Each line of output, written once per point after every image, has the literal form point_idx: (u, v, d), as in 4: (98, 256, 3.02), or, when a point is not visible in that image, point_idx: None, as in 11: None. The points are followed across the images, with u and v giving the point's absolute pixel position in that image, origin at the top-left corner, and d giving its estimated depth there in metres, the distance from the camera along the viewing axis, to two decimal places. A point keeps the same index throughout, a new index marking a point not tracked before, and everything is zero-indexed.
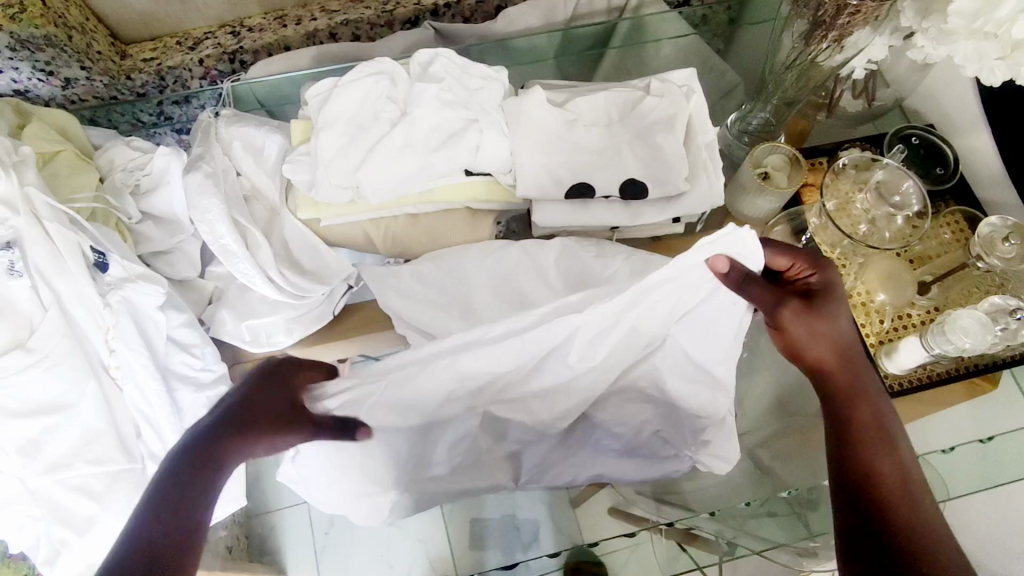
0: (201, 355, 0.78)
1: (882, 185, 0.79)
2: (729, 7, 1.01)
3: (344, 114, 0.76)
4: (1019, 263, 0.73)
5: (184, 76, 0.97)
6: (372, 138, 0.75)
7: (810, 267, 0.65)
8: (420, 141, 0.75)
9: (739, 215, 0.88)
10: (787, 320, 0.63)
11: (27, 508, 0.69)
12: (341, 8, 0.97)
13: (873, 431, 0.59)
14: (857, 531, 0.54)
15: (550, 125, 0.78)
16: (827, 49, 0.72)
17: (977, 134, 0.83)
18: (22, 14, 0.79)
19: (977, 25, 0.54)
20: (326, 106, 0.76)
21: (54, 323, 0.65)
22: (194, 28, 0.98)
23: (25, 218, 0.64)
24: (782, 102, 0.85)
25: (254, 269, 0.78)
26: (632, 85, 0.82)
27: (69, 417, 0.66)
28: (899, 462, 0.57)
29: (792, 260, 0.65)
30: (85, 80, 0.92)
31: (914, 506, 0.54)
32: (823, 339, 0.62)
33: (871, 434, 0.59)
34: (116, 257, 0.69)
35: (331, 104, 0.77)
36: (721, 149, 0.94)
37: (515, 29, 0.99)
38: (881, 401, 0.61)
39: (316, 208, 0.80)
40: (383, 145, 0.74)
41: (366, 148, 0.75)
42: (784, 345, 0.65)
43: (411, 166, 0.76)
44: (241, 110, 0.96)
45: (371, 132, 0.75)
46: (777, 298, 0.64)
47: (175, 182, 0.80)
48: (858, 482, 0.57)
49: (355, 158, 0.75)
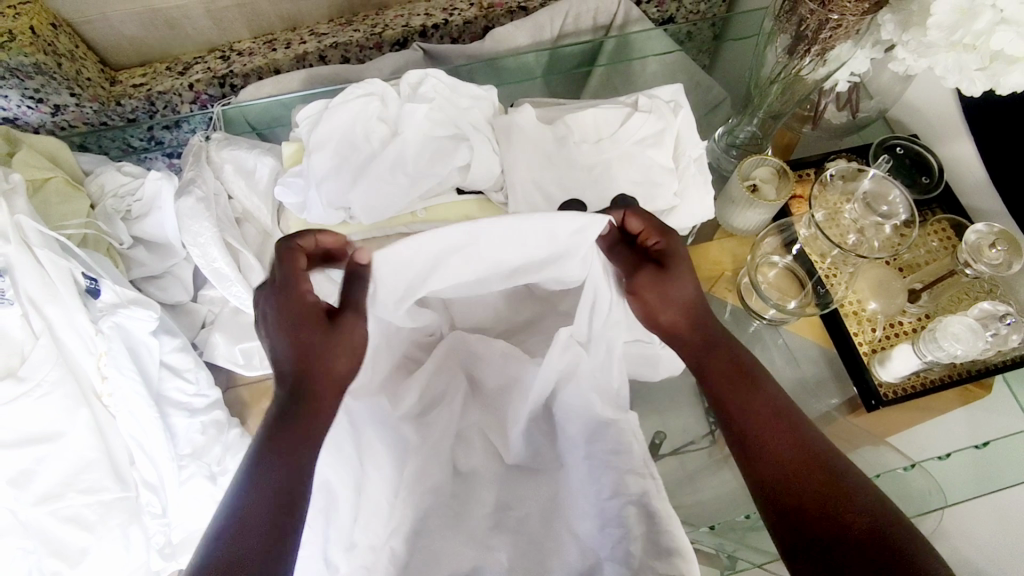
0: (195, 379, 0.77)
1: (869, 195, 0.81)
2: (712, 24, 1.02)
3: (336, 137, 0.76)
4: (1006, 269, 0.74)
5: (175, 101, 0.98)
6: (363, 165, 0.75)
7: (659, 233, 0.65)
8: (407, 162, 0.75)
9: (728, 227, 0.90)
10: (642, 286, 0.64)
11: (17, 540, 0.66)
12: (329, 31, 0.99)
13: (759, 415, 0.60)
14: (789, 525, 0.55)
15: (540, 141, 0.78)
16: (810, 62, 0.73)
17: (959, 143, 0.85)
18: (11, 42, 0.80)
19: (957, 36, 0.55)
20: (315, 129, 0.76)
21: (44, 351, 0.64)
22: (184, 53, 0.99)
23: (15, 246, 0.64)
24: (768, 115, 0.87)
25: (246, 291, 0.79)
26: (620, 102, 0.82)
27: (63, 446, 0.65)
28: (790, 423, 0.60)
29: (644, 225, 0.65)
30: (75, 106, 0.92)
31: (856, 481, 0.56)
32: (676, 304, 0.65)
33: (808, 450, 0.58)
34: (109, 282, 0.69)
35: (319, 128, 0.76)
36: (710, 162, 0.97)
37: (503, 48, 1.00)
38: (766, 383, 0.63)
39: (306, 230, 0.79)
40: (379, 169, 0.74)
41: (358, 172, 0.75)
42: (640, 313, 0.66)
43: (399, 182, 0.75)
44: (232, 132, 0.93)
45: (362, 158, 0.76)
46: (633, 267, 0.65)
47: (167, 208, 0.80)
48: (793, 458, 0.58)
49: (348, 185, 0.75)
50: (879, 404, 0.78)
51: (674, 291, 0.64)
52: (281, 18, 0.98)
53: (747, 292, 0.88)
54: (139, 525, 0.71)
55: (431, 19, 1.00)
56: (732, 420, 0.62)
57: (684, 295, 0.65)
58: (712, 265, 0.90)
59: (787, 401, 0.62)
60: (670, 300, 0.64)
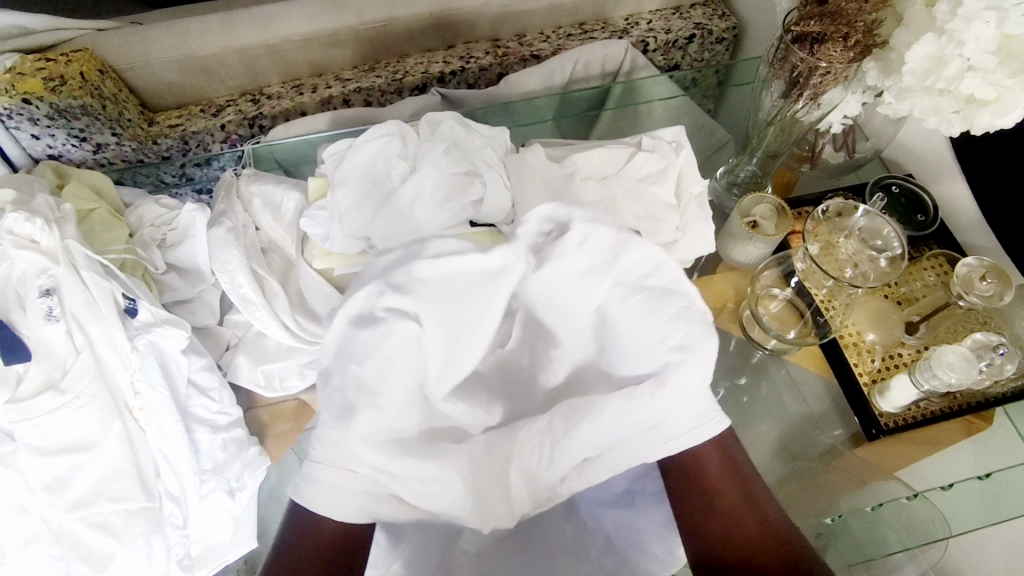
0: (219, 398, 0.81)
1: (863, 230, 0.84)
2: (716, 70, 1.08)
3: (457, 284, 0.66)
4: (997, 301, 0.76)
5: (207, 140, 1.05)
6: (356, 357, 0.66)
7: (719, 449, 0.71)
8: (382, 354, 0.64)
9: (730, 261, 0.94)
10: (726, 490, 0.69)
11: (47, 547, 0.70)
12: (354, 78, 1.07)
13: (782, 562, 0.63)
14: None
15: (550, 178, 0.82)
16: (804, 106, 0.78)
17: (954, 183, 0.89)
18: (63, 86, 0.88)
19: (929, 82, 0.60)
20: (387, 271, 0.66)
21: (84, 365, 0.69)
22: (217, 97, 1.09)
23: (65, 267, 0.71)
24: (766, 155, 0.92)
25: (271, 317, 0.82)
26: (624, 143, 0.86)
27: (97, 455, 0.69)
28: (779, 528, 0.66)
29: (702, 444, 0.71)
30: (116, 144, 0.99)
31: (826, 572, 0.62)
32: (750, 510, 0.67)
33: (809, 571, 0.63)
34: (145, 303, 0.76)
35: (395, 294, 0.65)
36: (712, 200, 1.02)
37: (516, 93, 1.06)
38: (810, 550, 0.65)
39: (329, 258, 0.84)
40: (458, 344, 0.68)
41: (347, 408, 0.64)
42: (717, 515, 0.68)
43: (336, 431, 0.65)
44: (261, 168, 0.97)
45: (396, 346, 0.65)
46: (689, 470, 0.71)
47: (201, 237, 0.87)
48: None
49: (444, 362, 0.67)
50: (879, 432, 0.79)
51: (750, 511, 0.67)
52: (309, 66, 1.08)
53: (749, 322, 0.91)
54: (161, 536, 0.72)
55: (449, 66, 1.08)
56: (704, 520, 0.68)
57: (748, 511, 0.67)
58: (715, 296, 0.94)
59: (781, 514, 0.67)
60: (741, 512, 0.67)
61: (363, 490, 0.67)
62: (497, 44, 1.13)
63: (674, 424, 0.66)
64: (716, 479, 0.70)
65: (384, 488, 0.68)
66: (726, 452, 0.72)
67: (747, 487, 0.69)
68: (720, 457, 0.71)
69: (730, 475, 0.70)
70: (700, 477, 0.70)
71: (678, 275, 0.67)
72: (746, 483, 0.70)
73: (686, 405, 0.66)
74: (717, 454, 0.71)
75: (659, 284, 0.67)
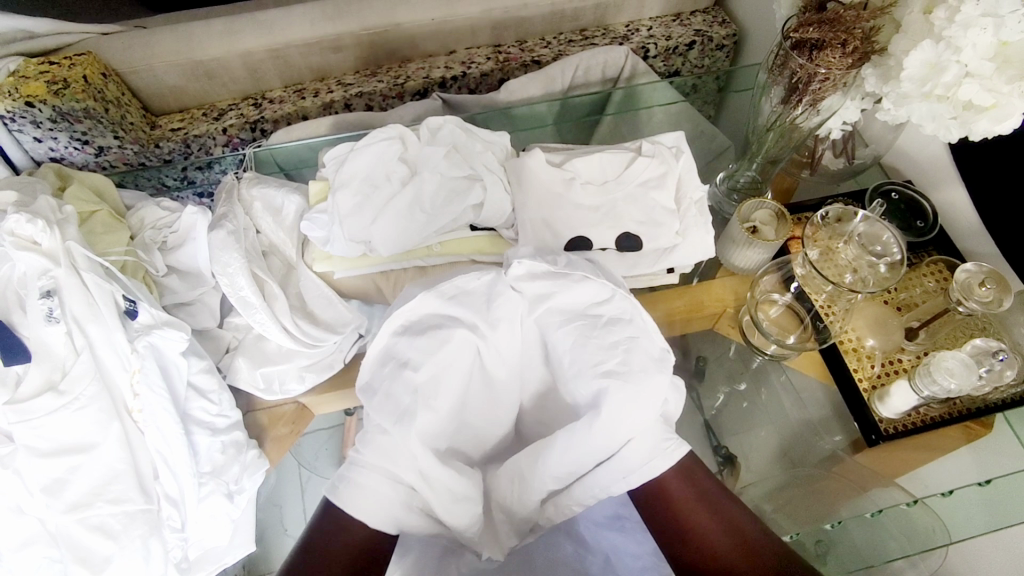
0: (218, 400, 0.81)
1: (863, 236, 0.84)
2: (716, 77, 1.08)
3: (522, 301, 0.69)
4: (997, 306, 0.75)
5: (208, 143, 1.06)
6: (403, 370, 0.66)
7: (681, 477, 0.72)
8: (437, 361, 0.66)
9: (729, 266, 0.94)
10: (700, 517, 0.70)
11: (45, 549, 0.70)
12: (356, 83, 1.08)
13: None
14: None
15: (550, 184, 0.82)
16: (803, 112, 0.78)
17: (953, 190, 0.89)
18: (66, 90, 0.88)
19: (927, 88, 0.61)
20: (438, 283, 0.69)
21: (85, 366, 0.70)
22: (219, 101, 1.10)
23: (65, 269, 0.71)
24: (766, 161, 0.92)
25: (271, 320, 0.81)
26: (624, 148, 0.86)
27: (95, 457, 0.69)
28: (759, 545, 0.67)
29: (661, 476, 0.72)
30: (117, 147, 1.00)
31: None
32: (728, 533, 0.68)
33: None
34: (146, 305, 0.76)
35: (451, 304, 0.68)
36: (711, 206, 1.02)
37: (516, 99, 1.07)
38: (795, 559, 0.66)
39: (329, 260, 0.86)
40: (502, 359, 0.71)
41: (403, 412, 0.64)
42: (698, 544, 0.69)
43: (389, 436, 0.64)
44: (262, 172, 0.98)
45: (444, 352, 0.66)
46: (659, 505, 0.72)
47: (201, 240, 0.87)
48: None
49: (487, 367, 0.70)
50: (879, 438, 0.79)
51: (727, 532, 0.68)
52: (311, 71, 1.09)
53: (750, 328, 0.91)
54: (159, 538, 0.72)
55: (450, 71, 1.08)
56: (688, 549, 0.69)
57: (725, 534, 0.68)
58: (716, 302, 0.92)
59: (750, 517, 0.70)
60: (720, 535, 0.68)
61: (395, 504, 0.66)
62: (499, 50, 1.13)
63: (633, 451, 0.66)
64: (686, 504, 0.71)
65: (414, 499, 0.67)
66: (689, 476, 0.72)
67: (720, 509, 0.70)
68: (685, 482, 0.72)
69: (702, 499, 0.71)
70: (674, 509, 0.71)
71: (630, 305, 0.67)
72: (720, 505, 0.71)
73: (640, 425, 0.65)
74: (681, 481, 0.72)
75: (608, 313, 0.68)
